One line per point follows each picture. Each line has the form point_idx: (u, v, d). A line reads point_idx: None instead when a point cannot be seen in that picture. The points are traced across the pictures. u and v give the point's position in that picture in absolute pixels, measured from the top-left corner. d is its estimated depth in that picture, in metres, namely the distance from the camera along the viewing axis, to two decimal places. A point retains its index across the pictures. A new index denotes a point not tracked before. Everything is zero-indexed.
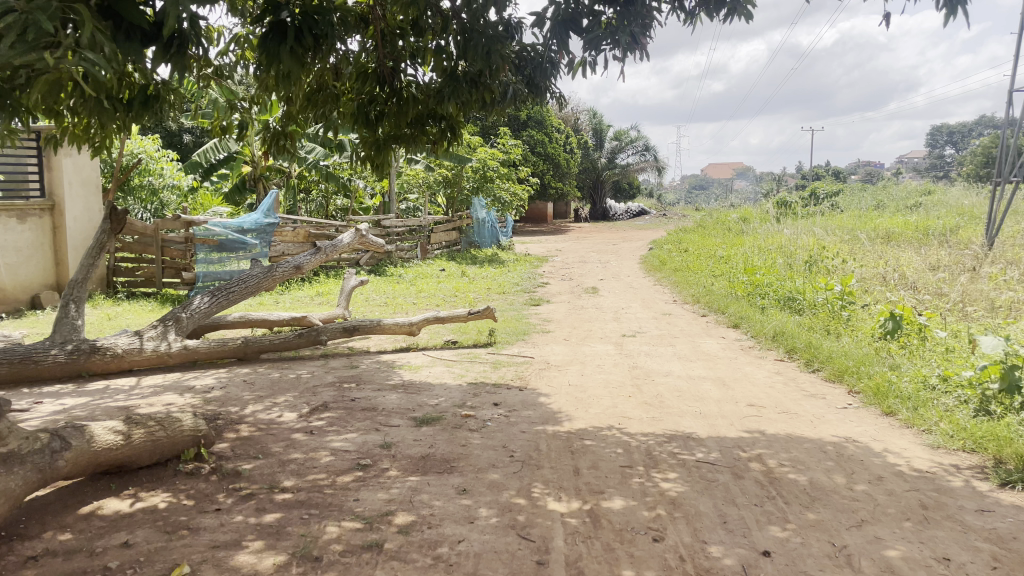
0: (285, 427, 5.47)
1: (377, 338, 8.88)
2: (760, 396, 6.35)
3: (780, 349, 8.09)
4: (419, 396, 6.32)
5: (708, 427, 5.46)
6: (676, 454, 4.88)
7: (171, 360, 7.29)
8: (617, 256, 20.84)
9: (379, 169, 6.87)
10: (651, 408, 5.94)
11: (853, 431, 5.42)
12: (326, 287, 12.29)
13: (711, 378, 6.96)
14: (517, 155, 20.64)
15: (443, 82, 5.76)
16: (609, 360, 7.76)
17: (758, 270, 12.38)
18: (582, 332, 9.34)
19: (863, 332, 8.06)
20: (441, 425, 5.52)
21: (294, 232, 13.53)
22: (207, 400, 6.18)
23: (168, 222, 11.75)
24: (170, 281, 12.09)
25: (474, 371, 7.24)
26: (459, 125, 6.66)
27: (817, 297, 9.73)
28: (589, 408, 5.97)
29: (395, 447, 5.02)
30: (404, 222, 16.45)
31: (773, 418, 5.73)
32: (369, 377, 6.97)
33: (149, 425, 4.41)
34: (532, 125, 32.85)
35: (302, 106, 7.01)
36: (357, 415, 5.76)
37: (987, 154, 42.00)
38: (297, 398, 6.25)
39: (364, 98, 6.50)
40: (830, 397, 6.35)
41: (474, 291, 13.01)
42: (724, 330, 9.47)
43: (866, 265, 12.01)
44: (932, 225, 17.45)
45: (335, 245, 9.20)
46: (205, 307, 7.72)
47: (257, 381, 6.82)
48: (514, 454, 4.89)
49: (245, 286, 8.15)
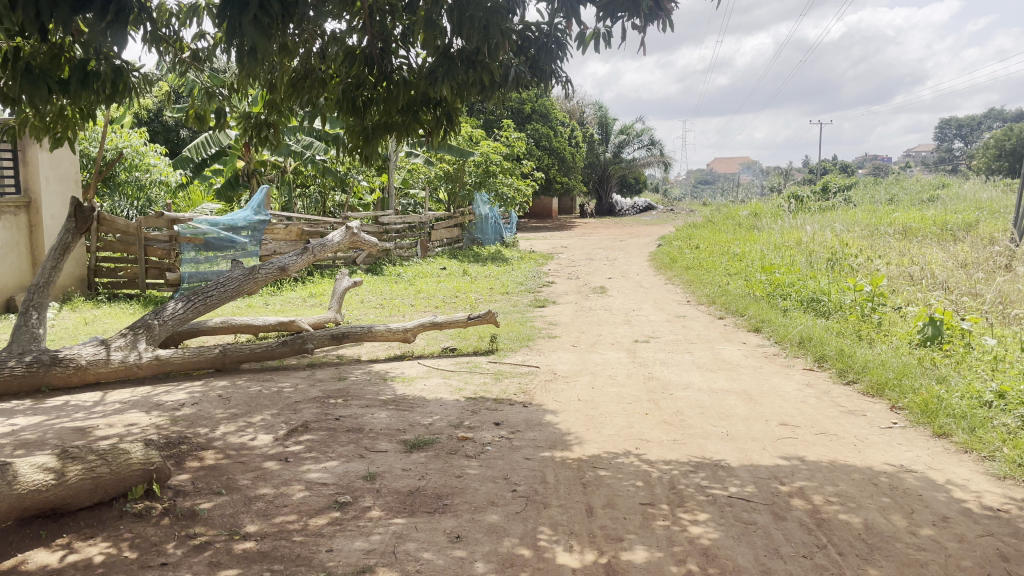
0: (258, 454, 4.82)
1: (370, 345, 8.21)
2: (792, 413, 5.68)
3: (809, 356, 7.42)
4: (412, 414, 5.67)
5: (738, 453, 4.80)
6: (705, 489, 4.22)
7: (141, 372, 6.65)
8: (624, 253, 20.14)
9: (368, 161, 6.24)
10: (671, 429, 5.28)
11: (905, 458, 4.75)
12: (320, 288, 11.64)
13: (736, 392, 6.29)
14: (521, 148, 20.00)
15: (436, 64, 5.10)
16: (622, 369, 7.11)
17: (778, 269, 11.70)
18: (591, 338, 8.67)
19: (899, 339, 7.39)
20: (435, 450, 4.86)
21: (287, 229, 12.88)
22: (175, 419, 5.53)
23: (152, 219, 11.19)
24: (153, 282, 11.42)
25: (474, 383, 6.58)
26: (457, 112, 6.01)
27: (844, 299, 9.05)
28: (602, 429, 5.31)
29: (381, 479, 4.36)
30: (403, 218, 15.79)
31: (810, 440, 5.06)
32: (358, 391, 6.32)
33: (89, 461, 3.76)
34: (536, 118, 32.13)
35: (288, 93, 6.40)
36: (340, 438, 5.11)
37: (1000, 147, 41.25)
38: (274, 417, 5.59)
39: (350, 81, 5.81)
40: (870, 414, 5.68)
41: (475, 291, 12.35)
42: (745, 334, 8.80)
43: (892, 262, 11.33)
44: (951, 219, 16.77)
45: (325, 243, 8.46)
46: (179, 313, 7.07)
47: (233, 396, 6.18)
48: (517, 488, 4.23)
49: (224, 290, 7.45)
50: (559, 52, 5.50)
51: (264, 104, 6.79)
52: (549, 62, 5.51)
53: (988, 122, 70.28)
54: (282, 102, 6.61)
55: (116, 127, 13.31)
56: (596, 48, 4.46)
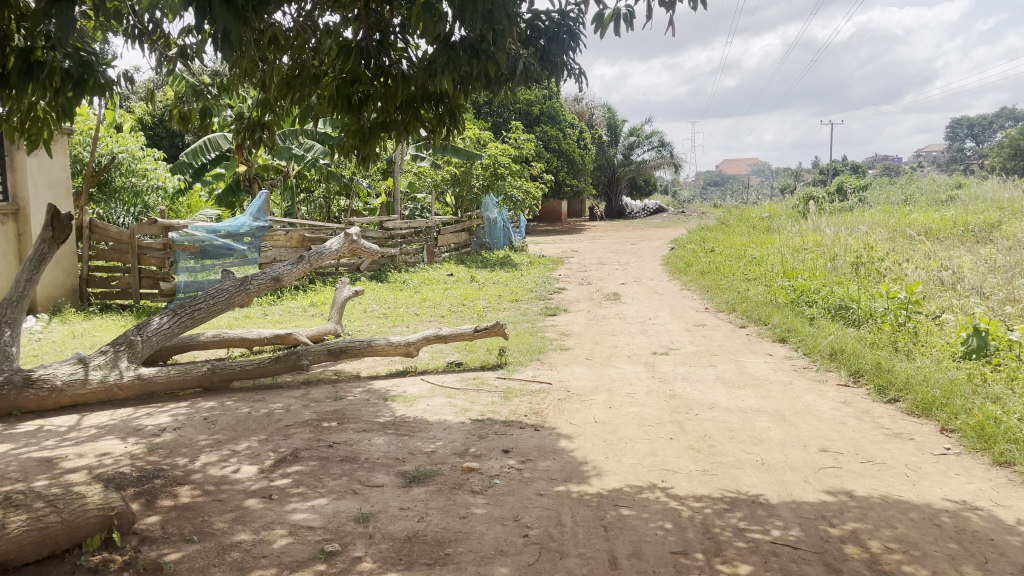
0: (239, 489, 4.31)
1: (370, 360, 7.70)
2: (832, 438, 5.14)
3: (842, 370, 6.87)
4: (413, 440, 5.16)
5: (777, 487, 4.27)
6: (744, 533, 3.69)
7: (123, 394, 6.13)
8: (637, 258, 19.61)
9: (364, 163, 5.72)
10: (700, 458, 4.74)
11: (967, 491, 4.20)
12: (321, 297, 11.16)
13: (767, 412, 5.75)
14: (530, 149, 19.44)
15: (436, 55, 4.60)
16: (641, 386, 6.58)
17: (801, 274, 11.15)
18: (606, 349, 8.13)
19: (941, 351, 6.86)
20: (437, 484, 4.35)
21: (288, 236, 12.40)
22: (153, 448, 5.04)
23: (145, 227, 10.81)
24: (148, 293, 10.95)
25: (481, 403, 6.06)
26: (461, 108, 5.51)
27: (875, 307, 8.50)
28: (622, 457, 4.78)
29: (375, 521, 3.85)
30: (409, 223, 15.29)
31: (857, 471, 4.52)
32: (354, 413, 5.81)
33: (37, 509, 3.30)
34: (545, 120, 31.49)
35: (278, 93, 5.87)
36: (332, 469, 4.61)
37: (1016, 146, 40.46)
38: (262, 444, 5.09)
39: (345, 77, 5.27)
40: (919, 438, 5.14)
41: (483, 299, 11.84)
42: (769, 345, 8.27)
43: (920, 266, 10.79)
44: (973, 219, 16.17)
45: (321, 250, 7.89)
46: (164, 329, 6.51)
47: (219, 419, 5.68)
48: (529, 533, 3.71)
49: (213, 303, 6.89)
50: (571, 42, 5.01)
51: (256, 103, 6.27)
52: (560, 53, 5.00)
53: (999, 121, 69.27)
54: (275, 101, 6.08)
55: (110, 131, 12.87)
56: (615, 31, 3.95)
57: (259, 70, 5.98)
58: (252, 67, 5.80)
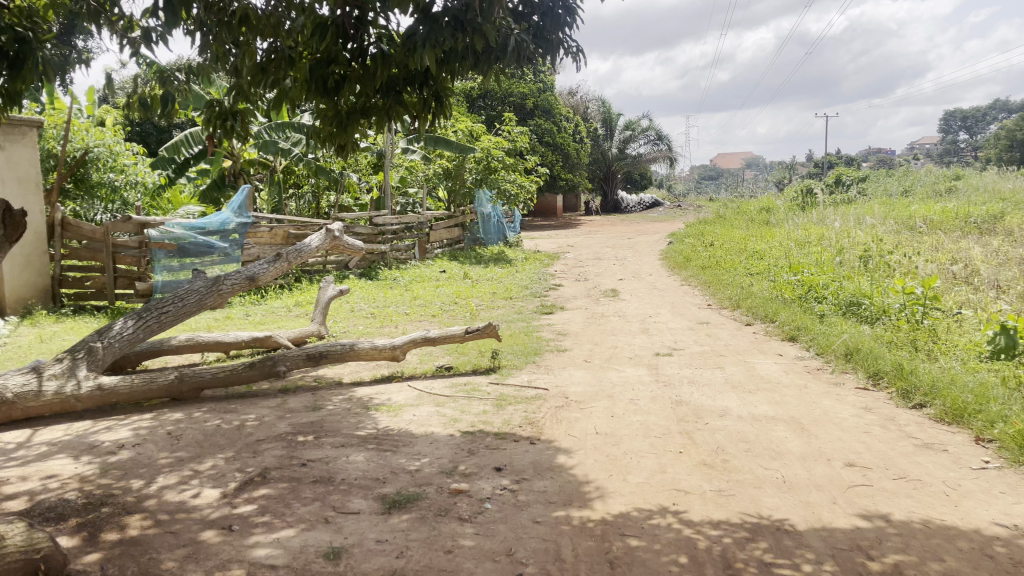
0: (196, 519, 3.82)
1: (354, 365, 7.21)
2: (858, 450, 4.66)
3: (860, 371, 6.41)
4: (396, 456, 4.67)
5: (803, 510, 3.79)
6: (772, 569, 3.21)
7: (81, 406, 5.60)
8: (634, 252, 19.14)
9: (343, 153, 5.19)
10: (713, 476, 4.26)
11: (1017, 514, 3.73)
12: (307, 296, 10.68)
13: (783, 420, 5.27)
14: (524, 141, 18.89)
15: (415, 27, 4.11)
16: (645, 391, 6.10)
17: (807, 268, 10.69)
18: (606, 350, 7.66)
19: (965, 350, 6.40)
20: (420, 511, 3.85)
21: (271, 232, 11.89)
22: (107, 468, 4.54)
23: (119, 224, 10.27)
24: (124, 293, 10.43)
25: (472, 411, 5.58)
26: (447, 91, 4.98)
27: (890, 302, 8.02)
28: (628, 476, 4.30)
29: (348, 557, 3.37)
30: (400, 218, 14.76)
31: (890, 490, 4.04)
32: (333, 425, 5.32)
33: None
34: (539, 114, 30.90)
35: (248, 80, 5.25)
36: (305, 492, 4.12)
37: (1012, 137, 40.06)
38: (228, 463, 4.59)
39: (319, 56, 4.77)
40: (953, 449, 4.66)
41: (476, 296, 11.36)
42: (779, 344, 7.80)
43: (932, 258, 10.33)
44: (976, 210, 15.74)
45: (300, 248, 7.34)
46: (128, 334, 5.97)
47: (184, 433, 5.18)
48: (524, 572, 3.23)
49: (182, 306, 6.33)
50: (567, 18, 4.51)
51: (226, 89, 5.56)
52: (555, 30, 4.49)
53: (993, 113, 68.98)
54: (247, 90, 5.36)
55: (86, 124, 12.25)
56: None
57: (227, 52, 5.32)
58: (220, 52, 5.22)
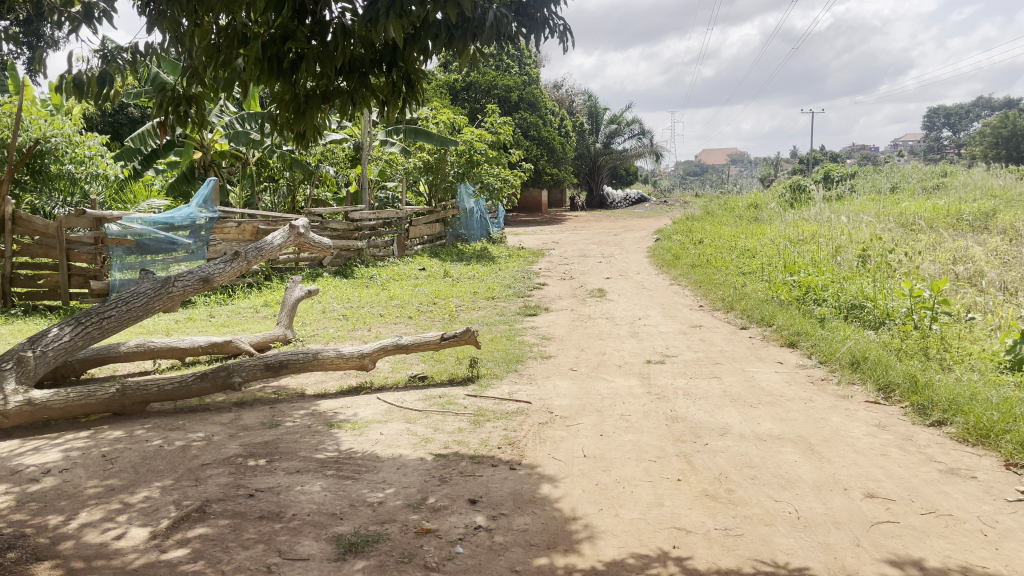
0: (116, 568, 3.25)
1: (320, 374, 6.63)
2: (876, 477, 4.16)
3: (869, 382, 5.92)
4: (357, 485, 4.11)
5: (824, 556, 3.28)
6: None
7: (8, 423, 5.01)
8: (620, 249, 18.64)
9: (302, 141, 4.57)
10: (718, 511, 3.73)
11: None
12: (276, 296, 10.09)
13: (791, 439, 4.76)
14: (507, 134, 18.31)
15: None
16: (636, 404, 5.58)
17: (802, 268, 10.20)
18: (594, 357, 7.14)
19: (981, 361, 5.93)
20: (380, 557, 3.30)
21: (239, 228, 11.28)
22: (25, 501, 3.96)
23: (73, 218, 9.53)
24: (79, 293, 9.78)
25: (445, 429, 5.03)
26: (421, 75, 4.34)
27: (895, 306, 7.53)
28: (620, 510, 3.77)
29: None
30: (377, 214, 14.13)
31: (920, 528, 3.54)
32: (290, 446, 4.75)
33: None
34: (523, 107, 30.30)
35: (199, 60, 4.55)
36: (248, 532, 3.56)
37: (996, 134, 39.88)
38: (165, 494, 4.02)
39: (273, 32, 4.12)
40: (983, 476, 4.17)
41: (456, 296, 10.80)
42: (777, 351, 7.30)
43: (930, 257, 9.88)
44: (967, 207, 15.35)
45: (261, 246, 6.74)
46: (65, 342, 5.30)
47: (119, 456, 4.60)
48: None
49: (127, 310, 5.69)
50: None
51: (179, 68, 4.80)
52: (539, 6, 3.94)
53: (976, 109, 69.12)
54: (200, 71, 4.63)
55: (42, 113, 11.45)
56: None
57: (180, 27, 4.61)
58: (172, 29, 4.54)
